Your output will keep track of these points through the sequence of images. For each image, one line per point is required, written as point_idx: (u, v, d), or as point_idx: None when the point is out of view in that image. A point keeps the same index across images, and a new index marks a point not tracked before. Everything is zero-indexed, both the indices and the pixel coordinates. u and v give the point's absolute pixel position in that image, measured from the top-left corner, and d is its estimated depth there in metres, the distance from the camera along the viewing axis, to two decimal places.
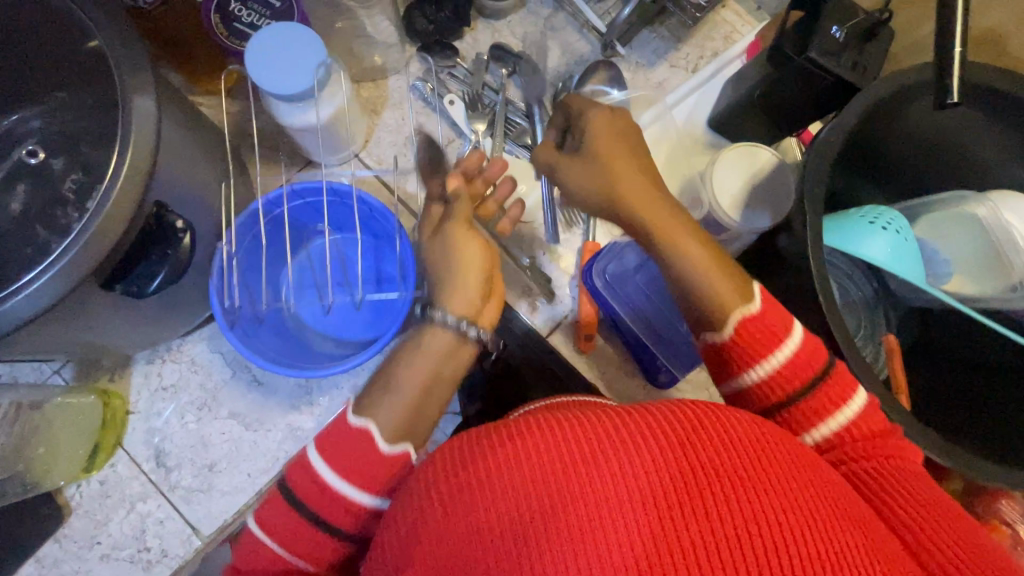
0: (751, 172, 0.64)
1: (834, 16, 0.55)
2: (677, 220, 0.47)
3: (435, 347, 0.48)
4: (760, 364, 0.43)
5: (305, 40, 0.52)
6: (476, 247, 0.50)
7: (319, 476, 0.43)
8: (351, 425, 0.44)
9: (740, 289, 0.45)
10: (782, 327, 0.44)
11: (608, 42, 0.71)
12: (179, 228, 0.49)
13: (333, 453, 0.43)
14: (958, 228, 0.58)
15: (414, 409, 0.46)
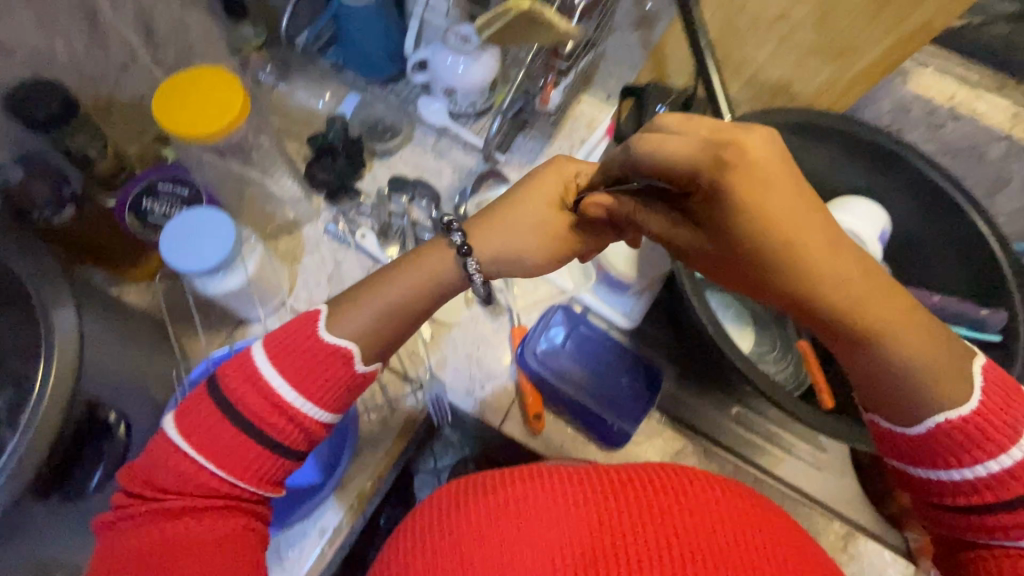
0: None
1: (656, 99, 0.68)
2: (848, 258, 0.39)
3: (436, 274, 0.52)
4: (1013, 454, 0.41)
5: (219, 223, 0.59)
6: (548, 210, 0.53)
7: (261, 376, 0.47)
8: (325, 342, 0.48)
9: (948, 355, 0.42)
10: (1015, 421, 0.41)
11: (489, 154, 0.81)
12: (111, 421, 0.52)
13: (275, 351, 0.47)
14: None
15: (385, 325, 0.50)
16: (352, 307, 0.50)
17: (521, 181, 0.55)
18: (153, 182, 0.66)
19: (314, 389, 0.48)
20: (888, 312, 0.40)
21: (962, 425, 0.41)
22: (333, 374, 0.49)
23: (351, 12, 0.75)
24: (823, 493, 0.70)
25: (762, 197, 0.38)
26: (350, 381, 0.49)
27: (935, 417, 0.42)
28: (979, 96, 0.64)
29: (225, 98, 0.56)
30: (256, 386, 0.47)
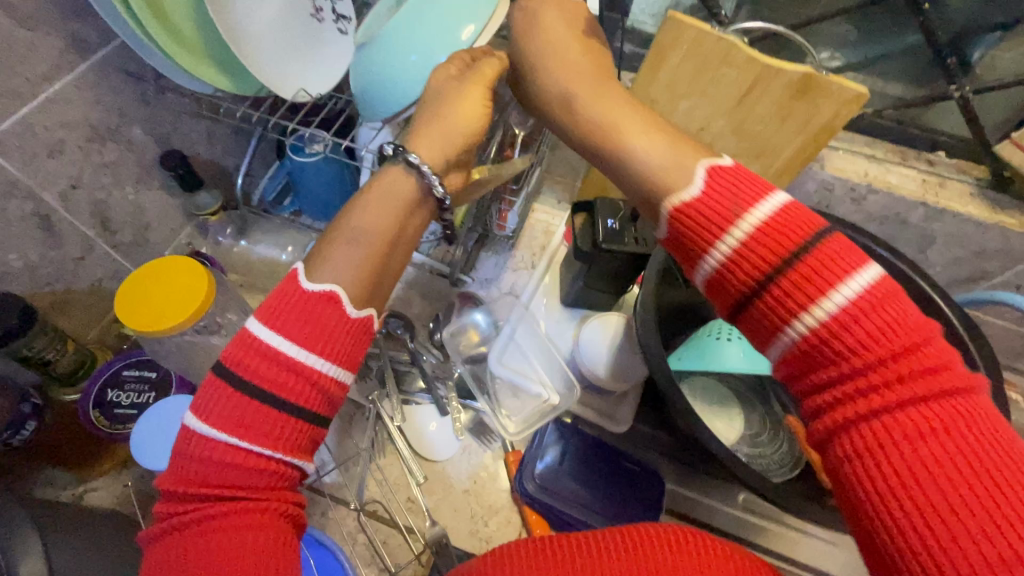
0: (610, 339, 0.73)
1: (607, 211, 0.71)
2: (626, 119, 0.49)
3: (396, 192, 0.48)
4: (746, 219, 0.40)
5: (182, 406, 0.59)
6: (477, 109, 0.52)
7: (269, 348, 0.40)
8: (310, 291, 0.42)
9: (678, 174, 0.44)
10: (759, 190, 0.42)
11: (456, 277, 0.83)
12: None
13: (277, 318, 0.41)
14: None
15: (368, 260, 0.45)
16: (330, 248, 0.45)
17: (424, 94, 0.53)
18: (116, 372, 0.65)
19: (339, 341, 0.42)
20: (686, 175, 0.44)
21: (708, 229, 0.42)
22: (325, 306, 0.42)
23: (305, 169, 0.78)
24: (840, 568, 0.69)
25: (563, 67, 0.53)
26: (349, 333, 0.43)
27: (712, 246, 0.42)
28: (887, 170, 0.72)
29: (187, 288, 0.56)
30: (267, 357, 0.40)
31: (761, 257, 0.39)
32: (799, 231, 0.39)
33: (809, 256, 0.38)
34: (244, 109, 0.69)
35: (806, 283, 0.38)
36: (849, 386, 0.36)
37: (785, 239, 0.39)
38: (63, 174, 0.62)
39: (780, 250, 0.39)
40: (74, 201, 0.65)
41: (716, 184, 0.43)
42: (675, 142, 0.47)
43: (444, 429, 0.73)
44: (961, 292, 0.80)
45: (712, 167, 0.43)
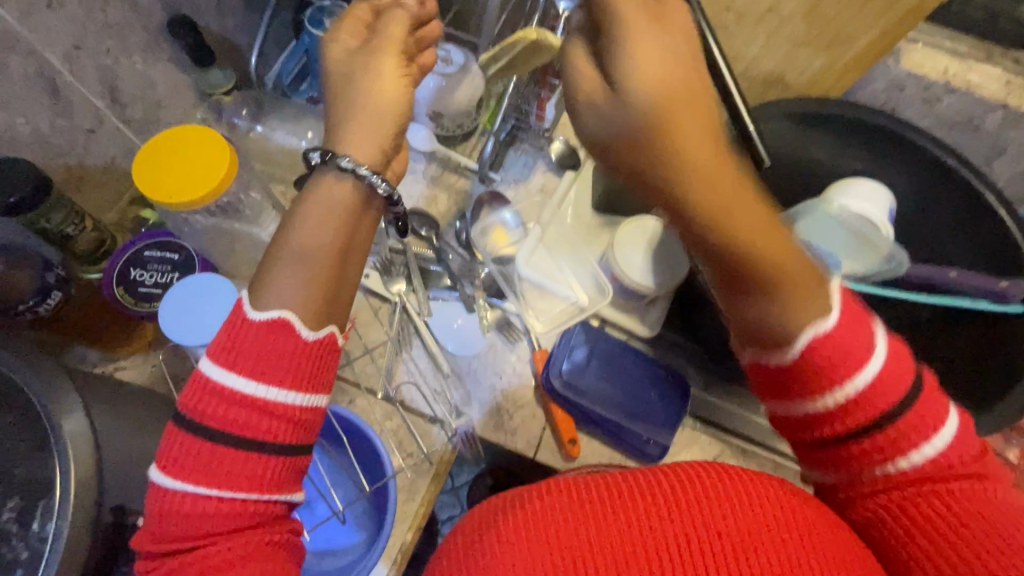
0: (645, 243, 0.70)
1: None
2: (707, 162, 0.36)
3: (332, 203, 0.42)
4: (845, 388, 0.41)
5: (222, 288, 0.55)
6: (397, 86, 0.44)
7: (230, 387, 0.39)
8: (255, 323, 0.39)
9: (813, 296, 0.41)
10: (868, 345, 0.41)
11: (484, 174, 0.79)
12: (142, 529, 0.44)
13: (227, 362, 0.39)
14: (826, 224, 0.66)
15: (320, 282, 0.41)
16: (270, 272, 0.41)
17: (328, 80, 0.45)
18: (138, 252, 0.63)
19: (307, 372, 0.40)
20: (779, 239, 0.39)
21: (827, 373, 0.41)
22: (280, 334, 0.39)
23: (323, 46, 0.72)
24: None
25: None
26: (312, 356, 0.41)
27: (823, 392, 0.42)
28: (970, 67, 0.64)
29: (205, 161, 0.52)
30: (230, 397, 0.39)
31: (834, 366, 0.41)
32: (888, 372, 0.41)
33: (908, 424, 0.40)
34: None
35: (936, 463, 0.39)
36: (896, 473, 0.40)
37: (902, 396, 0.40)
38: (63, 31, 0.56)
39: (888, 443, 0.40)
40: (78, 62, 0.59)
41: (845, 326, 0.41)
42: (716, 139, 0.37)
43: (470, 326, 0.72)
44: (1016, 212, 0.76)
45: (835, 286, 0.42)
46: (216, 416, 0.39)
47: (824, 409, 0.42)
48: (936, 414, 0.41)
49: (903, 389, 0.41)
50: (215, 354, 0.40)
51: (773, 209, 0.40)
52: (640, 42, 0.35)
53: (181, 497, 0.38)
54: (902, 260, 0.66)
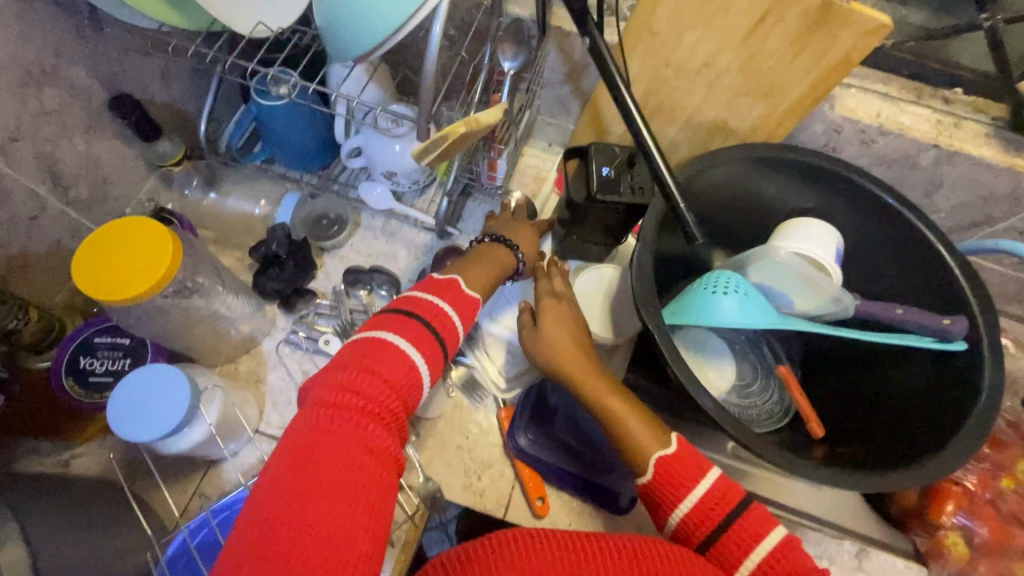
0: (603, 292, 0.72)
1: (601, 159, 0.67)
2: (568, 349, 0.62)
3: (500, 258, 0.65)
4: (681, 502, 0.53)
5: (176, 390, 0.54)
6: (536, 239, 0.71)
7: (426, 305, 0.53)
8: (404, 337, 0.50)
9: (654, 435, 0.56)
10: (697, 465, 0.54)
11: (443, 229, 0.79)
12: None
13: (385, 324, 0.50)
14: (774, 268, 0.70)
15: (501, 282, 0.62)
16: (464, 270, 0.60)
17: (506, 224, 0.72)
18: (86, 340, 0.63)
19: (428, 345, 0.50)
20: (631, 422, 0.57)
21: (668, 493, 0.54)
22: (422, 347, 0.50)
23: (273, 115, 0.72)
24: (824, 509, 0.70)
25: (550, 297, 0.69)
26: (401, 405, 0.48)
27: (677, 502, 0.54)
28: (901, 110, 0.67)
29: (148, 252, 0.52)
30: (379, 352, 0.48)
31: (680, 484, 0.53)
32: (749, 521, 0.52)
33: (739, 519, 0.52)
34: (197, 46, 0.61)
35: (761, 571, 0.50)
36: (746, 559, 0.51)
37: (723, 517, 0.52)
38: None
39: (722, 513, 0.52)
40: (15, 153, 0.58)
41: (679, 457, 0.55)
42: (560, 319, 0.63)
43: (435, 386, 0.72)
44: (959, 240, 0.78)
45: (680, 439, 0.56)
46: (381, 347, 0.49)
47: (679, 525, 0.54)
48: (756, 531, 0.51)
49: (734, 500, 0.53)
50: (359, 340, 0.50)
51: (663, 429, 0.57)
52: (554, 331, 0.62)
53: (351, 374, 0.46)
54: (847, 300, 0.68)
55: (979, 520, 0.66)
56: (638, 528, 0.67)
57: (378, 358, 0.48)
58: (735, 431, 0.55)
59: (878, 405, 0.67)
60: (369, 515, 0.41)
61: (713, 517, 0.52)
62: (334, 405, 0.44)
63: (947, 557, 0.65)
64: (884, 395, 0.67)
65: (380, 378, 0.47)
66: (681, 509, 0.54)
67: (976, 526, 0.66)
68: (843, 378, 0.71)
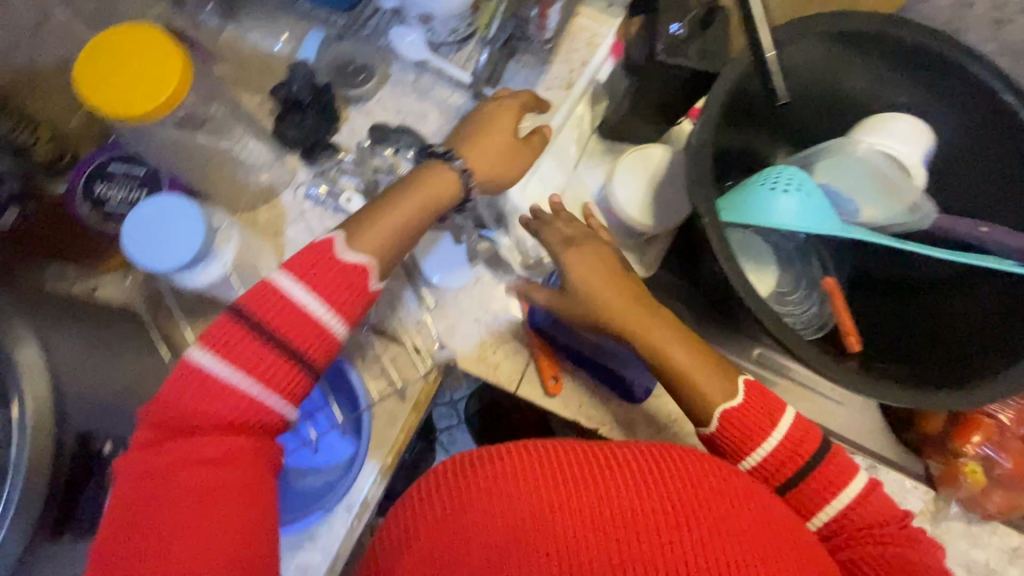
0: (649, 174, 0.65)
1: (673, 14, 0.56)
2: (620, 296, 0.58)
3: (432, 188, 0.56)
4: (752, 454, 0.51)
5: (189, 224, 0.52)
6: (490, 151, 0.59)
7: (290, 299, 0.47)
8: (344, 260, 0.49)
9: (722, 385, 0.53)
10: (770, 414, 0.51)
11: (478, 90, 0.72)
12: (106, 451, 0.45)
13: (267, 296, 0.47)
14: (846, 168, 0.62)
15: (398, 241, 0.53)
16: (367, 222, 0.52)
17: (472, 122, 0.61)
18: (101, 165, 0.60)
19: (346, 308, 0.48)
20: (703, 369, 0.54)
21: (738, 446, 0.51)
22: (354, 278, 0.49)
23: None
24: (845, 427, 0.70)
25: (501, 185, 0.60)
26: (345, 283, 0.49)
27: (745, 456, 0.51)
28: None
29: (150, 70, 0.47)
30: (282, 300, 0.47)
31: (751, 435, 0.51)
32: (830, 467, 0.50)
33: (818, 465, 0.50)
34: None
35: (840, 517, 0.49)
36: (822, 500, 0.49)
37: (801, 464, 0.50)
38: None
39: (799, 463, 0.50)
40: None
41: (750, 406, 0.52)
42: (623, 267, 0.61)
43: (457, 257, 0.69)
44: None
45: (749, 383, 0.54)
46: (222, 366, 0.45)
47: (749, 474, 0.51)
48: (838, 479, 0.49)
49: (814, 444, 0.50)
50: (288, 264, 0.48)
51: (730, 375, 0.54)
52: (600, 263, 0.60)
53: (187, 409, 0.45)
54: (927, 208, 0.60)
55: (1004, 453, 0.64)
56: (648, 418, 0.67)
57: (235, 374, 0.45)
58: (774, 328, 0.52)
59: (928, 327, 0.62)
60: (249, 505, 0.44)
61: (792, 464, 0.50)
62: (174, 443, 0.44)
63: (961, 483, 0.64)
64: (938, 318, 0.62)
65: (197, 420, 0.45)
66: (754, 454, 0.51)
67: (1001, 458, 0.64)
68: (894, 298, 0.66)
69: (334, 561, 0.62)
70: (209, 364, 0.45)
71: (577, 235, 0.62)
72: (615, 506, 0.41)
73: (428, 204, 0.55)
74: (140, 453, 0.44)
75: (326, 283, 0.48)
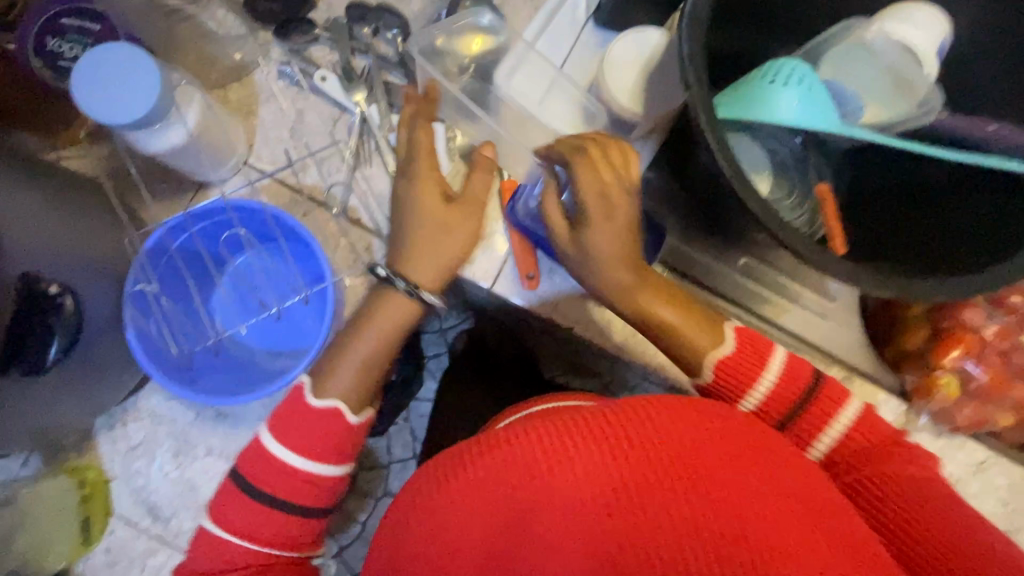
0: (643, 58, 0.63)
1: None
2: (618, 262, 0.54)
3: (392, 316, 0.59)
4: (750, 395, 0.49)
5: (142, 77, 0.48)
6: (451, 247, 0.61)
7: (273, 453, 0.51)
8: (316, 407, 0.53)
9: (711, 334, 0.51)
10: (757, 357, 0.50)
11: None
12: (54, 293, 0.46)
13: (280, 421, 0.52)
14: (856, 61, 0.59)
15: (367, 372, 0.57)
16: (335, 366, 0.56)
17: (410, 208, 0.61)
18: (53, 19, 0.55)
19: (320, 438, 0.52)
20: (703, 335, 0.51)
21: (736, 389, 0.50)
22: (331, 417, 0.53)
23: None
24: (825, 338, 0.70)
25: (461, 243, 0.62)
26: (347, 433, 0.54)
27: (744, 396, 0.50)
28: None
29: None
30: (268, 460, 0.51)
31: (748, 378, 0.49)
32: (829, 397, 0.49)
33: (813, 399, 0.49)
34: None
35: (839, 447, 0.48)
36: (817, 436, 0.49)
37: (799, 400, 0.49)
38: None
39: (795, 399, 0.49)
40: None
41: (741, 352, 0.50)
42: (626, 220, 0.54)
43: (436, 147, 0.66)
44: None
45: (738, 329, 0.52)
46: (261, 491, 0.51)
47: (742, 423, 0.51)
48: (832, 407, 0.49)
49: (804, 383, 0.49)
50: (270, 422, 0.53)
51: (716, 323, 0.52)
52: (602, 229, 0.53)
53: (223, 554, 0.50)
54: (932, 103, 0.58)
55: (982, 367, 0.64)
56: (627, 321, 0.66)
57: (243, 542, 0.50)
58: (761, 214, 0.49)
59: (926, 234, 0.59)
60: None
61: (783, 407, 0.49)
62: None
63: (934, 395, 0.64)
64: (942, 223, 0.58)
65: (218, 572, 0.50)
66: (753, 393, 0.49)
67: (977, 372, 0.64)
68: (893, 207, 0.63)
69: None
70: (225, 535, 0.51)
71: (593, 161, 0.53)
72: (673, 465, 0.36)
73: (396, 311, 0.59)
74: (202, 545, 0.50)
75: (307, 436, 0.52)
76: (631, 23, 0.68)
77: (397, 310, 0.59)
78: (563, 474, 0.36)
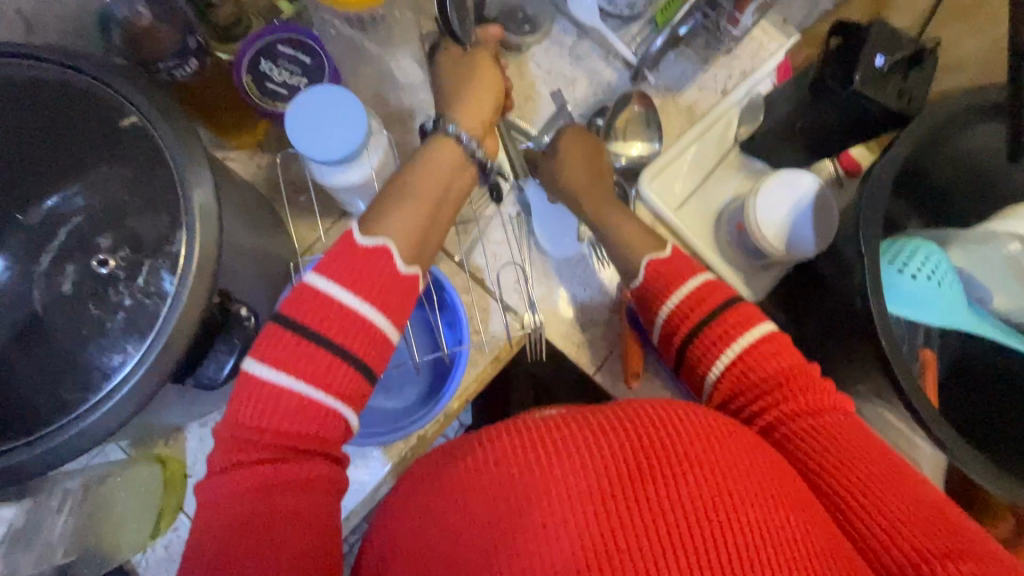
0: (797, 198, 0.64)
1: (879, 46, 0.54)
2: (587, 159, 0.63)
3: (443, 163, 0.50)
4: (669, 298, 0.52)
5: (345, 110, 0.51)
6: (490, 77, 0.55)
7: (327, 297, 0.44)
8: (364, 244, 0.45)
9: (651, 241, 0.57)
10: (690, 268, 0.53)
11: (637, 71, 0.70)
12: (243, 314, 0.46)
13: (308, 302, 0.43)
14: (985, 257, 0.61)
15: (429, 230, 0.49)
16: (389, 211, 0.47)
17: (457, 68, 0.55)
18: (273, 43, 0.58)
19: (355, 282, 0.44)
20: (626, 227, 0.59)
21: (698, 302, 0.50)
22: (377, 260, 0.45)
23: None
24: None
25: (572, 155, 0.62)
26: (398, 287, 0.46)
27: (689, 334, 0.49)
28: None
29: None
30: (272, 391, 0.42)
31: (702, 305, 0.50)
32: (708, 296, 0.50)
33: (696, 294, 0.51)
34: None
35: (696, 295, 0.51)
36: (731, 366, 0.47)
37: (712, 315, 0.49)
38: None
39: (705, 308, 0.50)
40: None
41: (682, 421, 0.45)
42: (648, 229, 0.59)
43: (570, 227, 0.68)
44: None
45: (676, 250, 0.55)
46: (279, 401, 0.42)
47: (692, 350, 0.50)
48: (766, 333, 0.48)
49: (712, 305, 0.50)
50: (290, 303, 0.44)
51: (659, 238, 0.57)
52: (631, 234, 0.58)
53: (249, 423, 0.42)
54: None
55: None
56: None
57: (266, 419, 0.42)
58: (898, 371, 0.53)
59: None
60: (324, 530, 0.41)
61: (689, 316, 0.50)
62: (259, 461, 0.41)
63: None
64: None
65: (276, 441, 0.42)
66: (667, 304, 0.52)
67: None
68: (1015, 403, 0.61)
69: (380, 484, 0.63)
70: (251, 409, 0.42)
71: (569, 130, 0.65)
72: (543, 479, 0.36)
73: (452, 188, 0.50)
74: (225, 442, 0.42)
75: (382, 290, 0.45)
76: (777, 159, 0.71)
77: (442, 156, 0.50)
78: (493, 484, 0.37)
